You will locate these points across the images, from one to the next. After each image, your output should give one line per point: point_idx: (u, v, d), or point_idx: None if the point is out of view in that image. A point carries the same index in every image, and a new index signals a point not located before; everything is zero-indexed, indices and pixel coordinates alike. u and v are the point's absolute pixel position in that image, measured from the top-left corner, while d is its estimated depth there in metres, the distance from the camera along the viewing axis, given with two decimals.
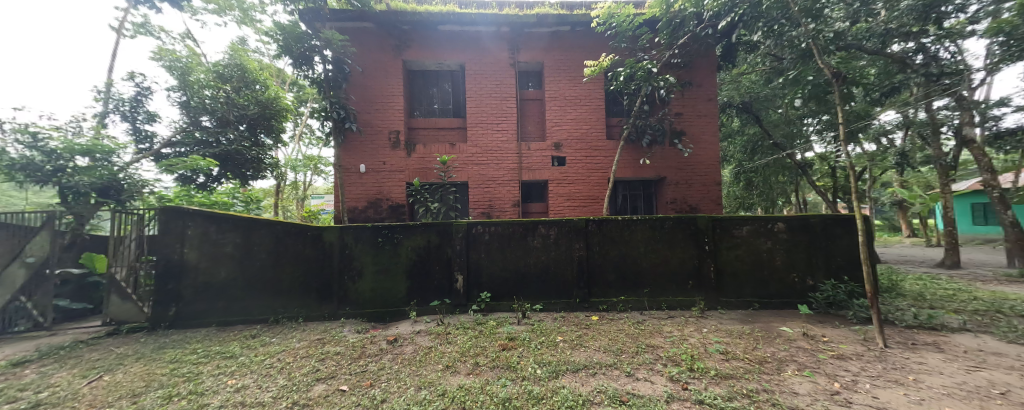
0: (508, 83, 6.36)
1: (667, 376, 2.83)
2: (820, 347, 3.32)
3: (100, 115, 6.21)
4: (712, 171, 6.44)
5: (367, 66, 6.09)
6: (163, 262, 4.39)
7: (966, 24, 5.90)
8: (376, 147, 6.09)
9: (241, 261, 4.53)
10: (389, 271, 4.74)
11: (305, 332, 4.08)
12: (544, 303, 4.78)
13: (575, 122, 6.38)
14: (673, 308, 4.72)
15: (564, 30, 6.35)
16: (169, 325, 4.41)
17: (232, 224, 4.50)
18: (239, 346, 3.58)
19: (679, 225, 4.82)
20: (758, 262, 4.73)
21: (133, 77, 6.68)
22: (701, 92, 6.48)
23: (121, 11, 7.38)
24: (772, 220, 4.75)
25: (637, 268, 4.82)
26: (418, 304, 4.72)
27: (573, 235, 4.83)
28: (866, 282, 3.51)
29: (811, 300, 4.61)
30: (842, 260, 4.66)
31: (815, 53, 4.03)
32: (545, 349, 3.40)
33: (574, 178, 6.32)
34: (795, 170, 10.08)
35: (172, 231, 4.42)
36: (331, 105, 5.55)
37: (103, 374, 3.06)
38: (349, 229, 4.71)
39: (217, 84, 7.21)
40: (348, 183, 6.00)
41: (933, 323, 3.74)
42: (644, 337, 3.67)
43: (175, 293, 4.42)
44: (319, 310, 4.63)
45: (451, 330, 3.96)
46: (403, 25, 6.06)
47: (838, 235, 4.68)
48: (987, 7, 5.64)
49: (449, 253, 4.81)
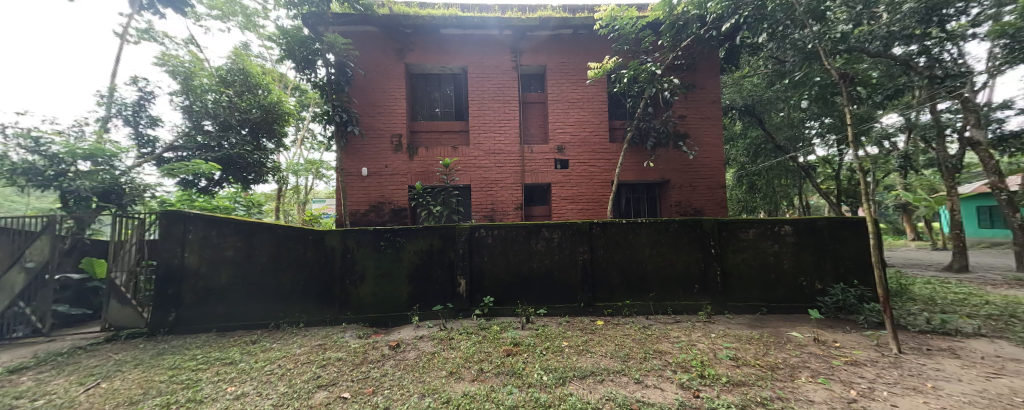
0: (511, 86, 6.34)
1: (677, 382, 2.75)
2: (833, 353, 3.24)
3: (103, 119, 6.21)
4: (716, 174, 6.39)
5: (370, 69, 6.07)
6: (164, 267, 4.35)
7: (966, 28, 5.87)
8: (378, 150, 6.06)
9: (242, 266, 4.48)
10: (391, 275, 4.68)
11: (305, 338, 4.03)
12: (548, 307, 4.71)
13: (578, 125, 6.35)
14: (680, 312, 4.65)
15: (566, 33, 6.35)
16: (169, 331, 4.34)
17: (233, 228, 4.46)
18: (239, 352, 3.52)
19: (685, 228, 4.77)
20: (765, 265, 4.67)
21: (135, 81, 6.70)
22: (705, 95, 6.43)
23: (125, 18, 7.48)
24: (779, 223, 4.69)
25: (642, 272, 4.75)
26: (420, 309, 4.67)
27: (577, 238, 4.77)
28: (879, 286, 3.43)
29: (819, 304, 4.55)
30: (851, 263, 4.59)
31: (822, 56, 4.02)
32: (551, 355, 3.33)
33: (577, 180, 6.27)
34: (798, 174, 10.03)
35: (173, 235, 4.38)
36: (333, 109, 5.51)
37: (101, 380, 2.99)
38: (351, 233, 4.67)
39: (221, 88, 7.23)
40: (350, 187, 5.97)
41: (947, 328, 3.66)
42: (651, 342, 3.60)
43: (175, 298, 4.37)
44: (321, 314, 4.57)
45: (455, 335, 3.89)
46: (405, 29, 6.07)
47: (846, 237, 4.62)
48: (987, 10, 5.63)
49: (452, 257, 4.76)
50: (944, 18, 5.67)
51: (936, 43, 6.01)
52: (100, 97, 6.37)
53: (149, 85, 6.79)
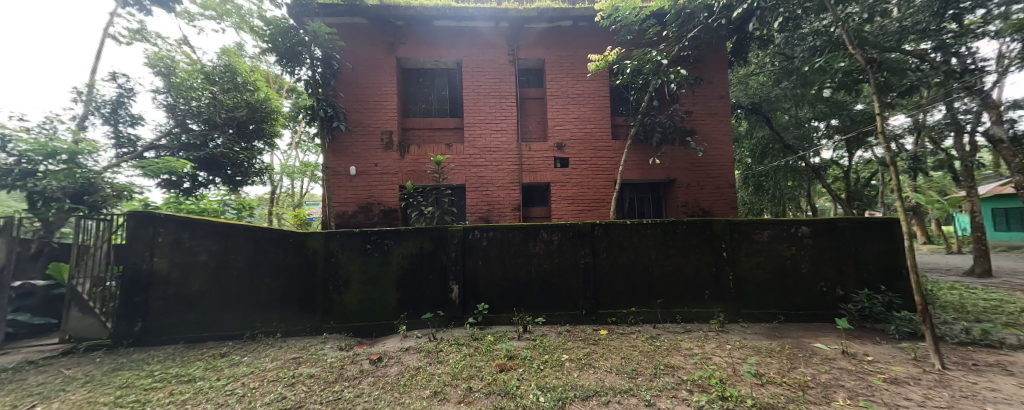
0: (508, 80, 6.03)
1: (694, 406, 2.39)
2: (867, 369, 2.88)
3: (79, 118, 5.94)
4: (726, 173, 6.04)
5: (358, 63, 5.76)
6: (130, 273, 4.01)
7: (981, 24, 5.50)
8: (367, 148, 5.73)
9: (217, 271, 4.15)
10: (378, 282, 4.34)
11: (280, 350, 3.67)
12: (546, 315, 4.35)
13: (578, 121, 6.01)
14: (690, 321, 4.29)
15: (565, 25, 6.03)
16: (133, 343, 3.98)
17: (207, 230, 4.14)
18: (202, 367, 3.17)
19: (694, 229, 4.42)
20: (781, 269, 4.31)
21: (114, 77, 6.41)
22: (712, 90, 6.08)
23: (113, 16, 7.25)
24: (796, 223, 4.33)
25: (648, 276, 4.40)
26: (408, 317, 4.32)
27: (578, 240, 4.42)
28: (915, 293, 3.05)
29: (842, 313, 4.18)
30: (876, 267, 4.23)
31: (848, 44, 3.83)
32: (549, 371, 2.97)
33: (577, 179, 5.92)
34: (808, 175, 9.69)
35: (141, 238, 4.04)
36: (318, 103, 5.21)
37: (38, 403, 2.66)
38: (335, 235, 4.33)
39: (205, 85, 6.92)
40: (336, 187, 5.65)
41: (991, 339, 3.29)
42: (661, 355, 3.24)
43: (142, 307, 4.02)
44: (301, 324, 4.23)
45: (443, 347, 3.53)
46: (397, 20, 5.76)
47: (870, 239, 4.27)
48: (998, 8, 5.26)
49: (443, 261, 4.41)
50: (961, 11, 5.31)
51: (953, 38, 5.61)
52: (78, 94, 6.09)
53: (129, 82, 6.51)
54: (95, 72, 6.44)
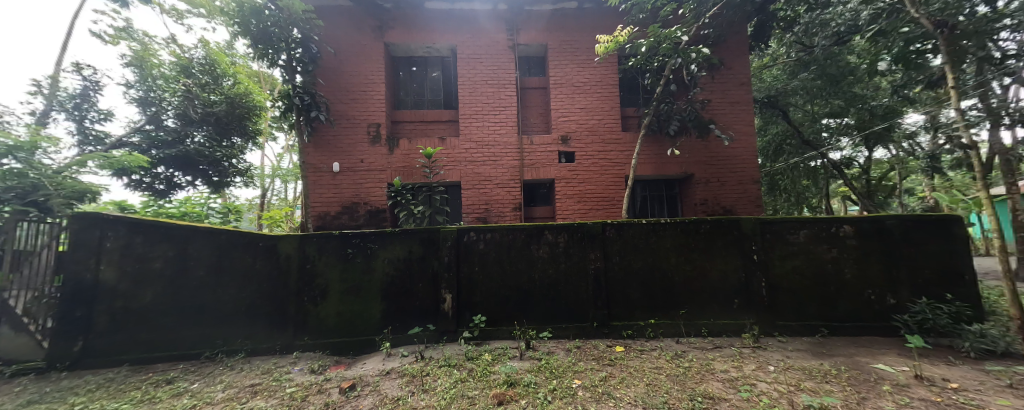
0: (507, 68, 5.50)
1: None
2: (958, 401, 2.31)
3: (37, 112, 5.43)
4: (748, 167, 5.47)
5: (342, 49, 5.25)
6: (71, 284, 3.43)
7: None
8: (353, 143, 5.20)
9: (174, 281, 3.61)
10: (359, 291, 3.78)
11: (239, 374, 3.11)
12: (552, 328, 3.78)
13: (585, 112, 5.48)
14: (718, 334, 3.72)
15: (569, 7, 5.52)
16: (71, 365, 3.42)
17: (165, 233, 3.61)
18: (136, 399, 2.61)
19: (720, 228, 3.85)
20: (821, 275, 3.74)
21: (78, 68, 5.90)
22: (732, 76, 5.54)
23: (99, 13, 6.82)
24: (837, 222, 3.76)
25: (668, 283, 3.82)
26: (394, 332, 3.75)
27: (587, 242, 3.86)
28: None
29: (897, 325, 3.60)
30: (934, 272, 3.64)
31: None
32: (559, 404, 2.40)
33: (584, 174, 5.37)
34: (829, 173, 9.12)
35: (85, 244, 3.48)
36: (294, 90, 4.69)
37: None
38: (311, 238, 3.79)
39: (179, 78, 6.38)
40: (317, 186, 5.12)
41: None
42: (695, 381, 2.67)
43: (83, 323, 3.45)
44: (271, 340, 3.68)
45: (431, 370, 2.96)
46: (385, 2, 5.26)
47: (924, 239, 3.69)
48: None
49: (434, 267, 3.84)
50: None
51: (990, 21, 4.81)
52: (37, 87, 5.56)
53: (95, 74, 6.01)
54: (59, 63, 5.93)
